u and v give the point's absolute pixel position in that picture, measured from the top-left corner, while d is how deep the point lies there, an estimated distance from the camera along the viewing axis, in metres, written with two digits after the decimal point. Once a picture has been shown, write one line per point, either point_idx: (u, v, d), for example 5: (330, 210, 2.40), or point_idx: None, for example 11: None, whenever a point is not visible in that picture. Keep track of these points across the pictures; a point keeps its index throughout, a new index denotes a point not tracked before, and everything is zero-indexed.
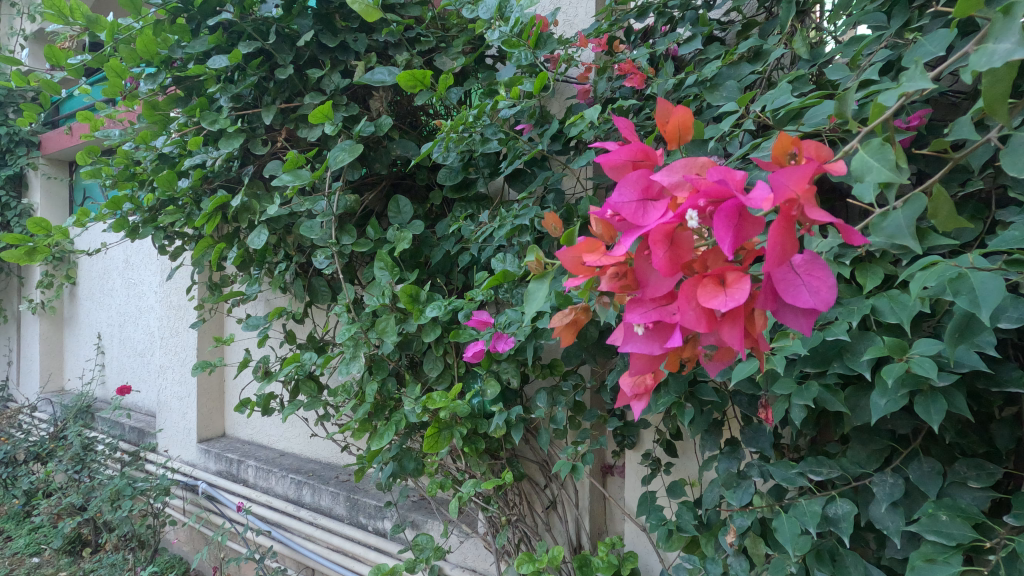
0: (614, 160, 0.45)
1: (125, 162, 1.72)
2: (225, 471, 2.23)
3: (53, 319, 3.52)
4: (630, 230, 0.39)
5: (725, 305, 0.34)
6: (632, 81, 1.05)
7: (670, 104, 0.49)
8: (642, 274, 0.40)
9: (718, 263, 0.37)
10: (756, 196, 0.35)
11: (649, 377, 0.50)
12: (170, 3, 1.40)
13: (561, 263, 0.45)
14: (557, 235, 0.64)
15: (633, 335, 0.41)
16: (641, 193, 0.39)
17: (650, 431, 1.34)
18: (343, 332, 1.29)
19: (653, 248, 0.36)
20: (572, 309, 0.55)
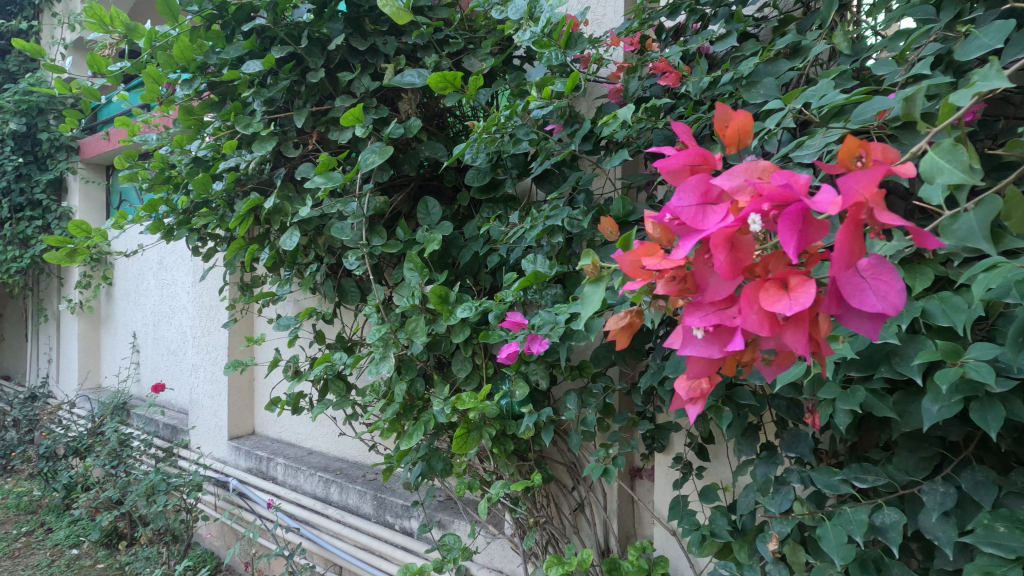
0: (672, 165, 0.44)
1: (161, 166, 1.76)
2: (256, 469, 2.27)
3: (90, 319, 3.63)
4: (688, 234, 0.38)
5: (789, 309, 0.34)
6: (665, 80, 1.03)
7: (729, 107, 0.48)
8: (701, 278, 0.39)
9: (780, 267, 0.37)
10: (821, 200, 0.34)
11: (706, 381, 0.49)
12: (205, 10, 1.43)
13: (619, 267, 0.44)
14: (613, 240, 0.63)
15: (692, 338, 0.40)
16: (699, 197, 0.38)
17: (681, 434, 1.33)
18: (373, 332, 1.30)
19: (713, 253, 0.36)
20: (627, 312, 0.54)
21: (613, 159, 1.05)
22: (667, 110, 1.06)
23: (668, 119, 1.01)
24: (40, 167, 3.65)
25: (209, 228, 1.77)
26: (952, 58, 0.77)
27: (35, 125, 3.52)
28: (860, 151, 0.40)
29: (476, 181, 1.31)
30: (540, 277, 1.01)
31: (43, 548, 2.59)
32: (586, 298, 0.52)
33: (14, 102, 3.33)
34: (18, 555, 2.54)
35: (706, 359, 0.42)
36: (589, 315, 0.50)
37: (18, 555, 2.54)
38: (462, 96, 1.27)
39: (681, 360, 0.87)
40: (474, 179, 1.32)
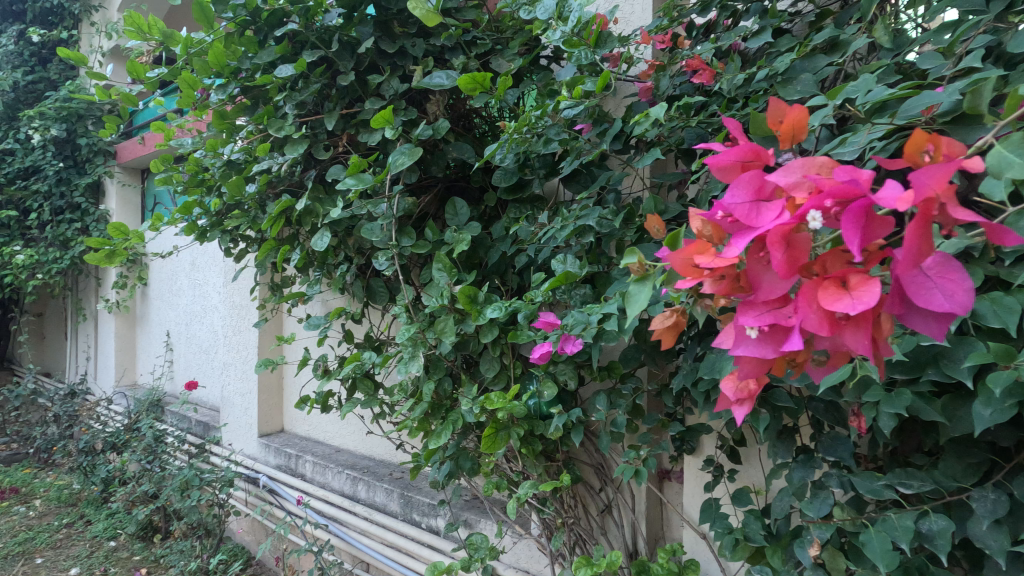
0: (723, 161, 0.44)
1: (195, 170, 1.81)
2: (285, 466, 2.31)
3: (126, 318, 3.74)
4: (743, 231, 0.39)
5: (852, 308, 0.34)
6: (699, 78, 1.02)
7: (784, 103, 0.49)
8: (754, 278, 0.39)
9: (838, 265, 0.37)
10: (886, 196, 0.35)
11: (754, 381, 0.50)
12: (239, 16, 1.45)
13: (670, 265, 0.44)
14: (659, 238, 0.63)
15: (745, 338, 0.39)
16: (753, 194, 0.39)
17: (712, 437, 1.31)
18: (403, 332, 1.32)
19: (770, 250, 0.36)
20: (673, 311, 0.54)
21: (645, 158, 1.04)
22: (700, 109, 1.05)
23: (701, 116, 1.00)
24: (79, 171, 3.77)
25: (242, 229, 1.81)
26: (1002, 50, 0.74)
27: (75, 131, 3.64)
28: (926, 146, 0.40)
29: (503, 181, 1.32)
30: (570, 278, 1.02)
31: (83, 539, 2.68)
32: (632, 298, 0.52)
33: (55, 108, 3.45)
34: (59, 546, 2.63)
35: (756, 360, 0.42)
36: (634, 315, 0.50)
37: (60, 545, 2.64)
38: (492, 97, 1.27)
39: (716, 362, 0.86)
40: (501, 180, 1.33)
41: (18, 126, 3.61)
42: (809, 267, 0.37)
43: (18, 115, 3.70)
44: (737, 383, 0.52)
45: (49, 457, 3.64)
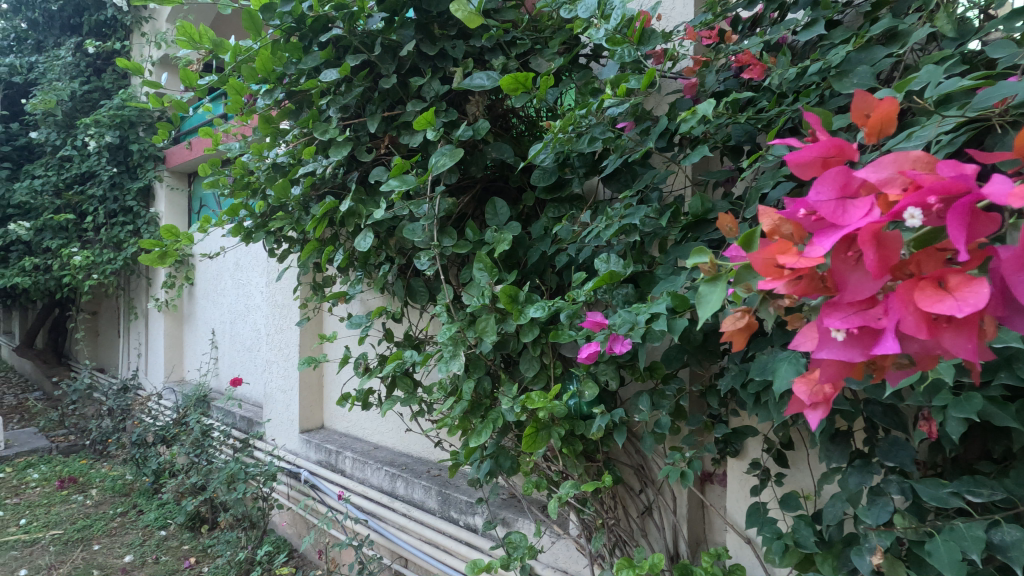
0: (804, 157, 0.44)
1: (242, 173, 1.87)
2: (325, 461, 2.36)
3: (174, 316, 3.89)
4: (829, 230, 0.40)
5: (957, 310, 0.35)
6: (750, 73, 1.00)
7: (872, 95, 0.49)
8: (839, 278, 0.40)
9: (934, 266, 0.38)
10: (990, 195, 0.36)
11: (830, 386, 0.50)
12: (285, 23, 1.49)
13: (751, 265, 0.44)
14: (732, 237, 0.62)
15: (831, 341, 0.41)
16: (839, 191, 0.40)
17: (757, 439, 1.28)
18: (444, 331, 1.33)
19: (862, 249, 0.37)
20: (744, 313, 0.53)
21: (691, 155, 1.03)
22: (749, 105, 1.03)
23: (750, 112, 0.98)
24: (131, 176, 3.94)
25: (287, 230, 1.86)
26: None
27: (127, 137, 3.81)
28: None
29: (542, 181, 1.31)
30: (615, 277, 1.01)
31: (136, 528, 2.80)
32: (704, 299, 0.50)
33: (109, 116, 3.61)
34: (115, 533, 2.76)
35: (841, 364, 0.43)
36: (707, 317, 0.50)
37: (115, 533, 2.76)
38: (534, 96, 1.27)
39: (768, 363, 0.84)
40: (540, 180, 1.33)
41: (76, 134, 3.79)
42: (904, 267, 0.39)
43: (76, 123, 3.89)
44: (812, 386, 0.50)
45: (104, 449, 3.83)
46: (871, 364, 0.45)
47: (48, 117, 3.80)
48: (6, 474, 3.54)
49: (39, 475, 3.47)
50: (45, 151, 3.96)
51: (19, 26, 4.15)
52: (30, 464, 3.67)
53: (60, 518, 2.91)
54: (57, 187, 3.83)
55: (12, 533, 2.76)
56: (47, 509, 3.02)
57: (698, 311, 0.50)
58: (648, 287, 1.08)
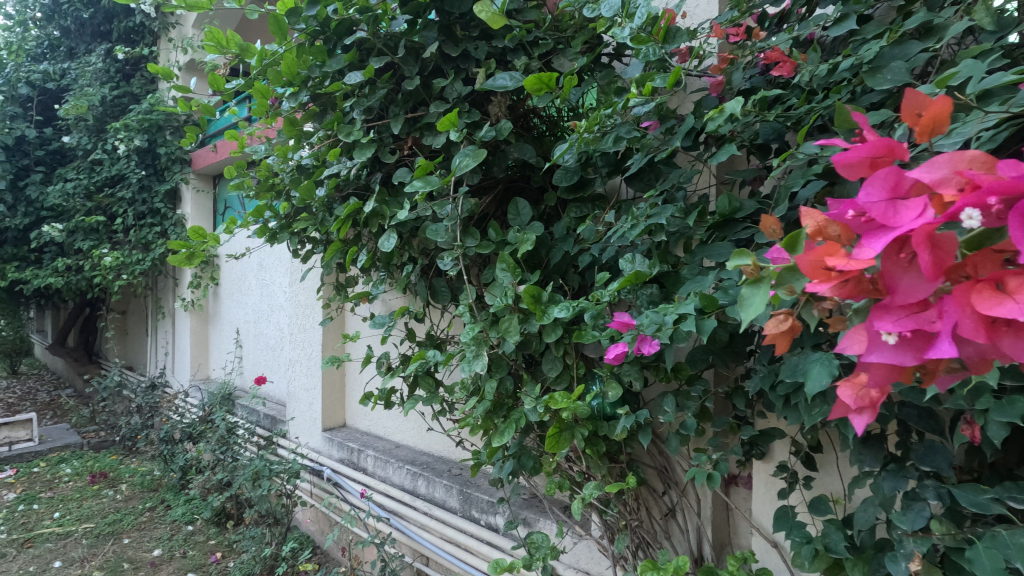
0: (851, 158, 0.45)
1: (267, 175, 1.90)
2: (347, 459, 2.39)
3: (200, 316, 3.97)
4: (879, 230, 0.40)
5: (1018, 312, 0.36)
6: (780, 69, 0.99)
7: (924, 93, 0.48)
8: (890, 281, 0.40)
9: (989, 268, 0.39)
10: None
11: (875, 389, 0.51)
12: (310, 27, 1.51)
13: (798, 266, 0.44)
14: (776, 239, 0.60)
15: (882, 344, 0.42)
16: (890, 191, 0.40)
17: (784, 442, 1.26)
18: (467, 331, 1.34)
19: (917, 251, 0.37)
20: (787, 315, 0.52)
21: (718, 154, 1.02)
22: (777, 102, 1.01)
23: (779, 110, 0.96)
24: (159, 179, 4.03)
25: (311, 231, 1.88)
26: None
27: (155, 141, 3.90)
28: None
29: (565, 180, 1.31)
30: (640, 277, 1.00)
31: (164, 523, 2.86)
32: (747, 302, 0.50)
33: (138, 120, 3.70)
34: (144, 528, 2.82)
35: (889, 368, 0.45)
36: (750, 320, 0.49)
37: (144, 527, 2.83)
38: (557, 96, 1.27)
39: (799, 365, 0.82)
40: (562, 179, 1.32)
41: (106, 138, 3.89)
42: (961, 269, 0.39)
43: (106, 127, 4.00)
44: (857, 389, 0.51)
45: (133, 445, 3.92)
46: (921, 368, 0.46)
47: (79, 122, 3.91)
48: (39, 468, 3.65)
49: (71, 470, 3.57)
50: (76, 155, 4.07)
51: (52, 34, 4.28)
52: (63, 459, 3.77)
53: (91, 512, 2.99)
54: (88, 190, 3.94)
55: (46, 526, 2.84)
56: (79, 503, 3.10)
57: (741, 315, 0.49)
58: (674, 288, 1.07)
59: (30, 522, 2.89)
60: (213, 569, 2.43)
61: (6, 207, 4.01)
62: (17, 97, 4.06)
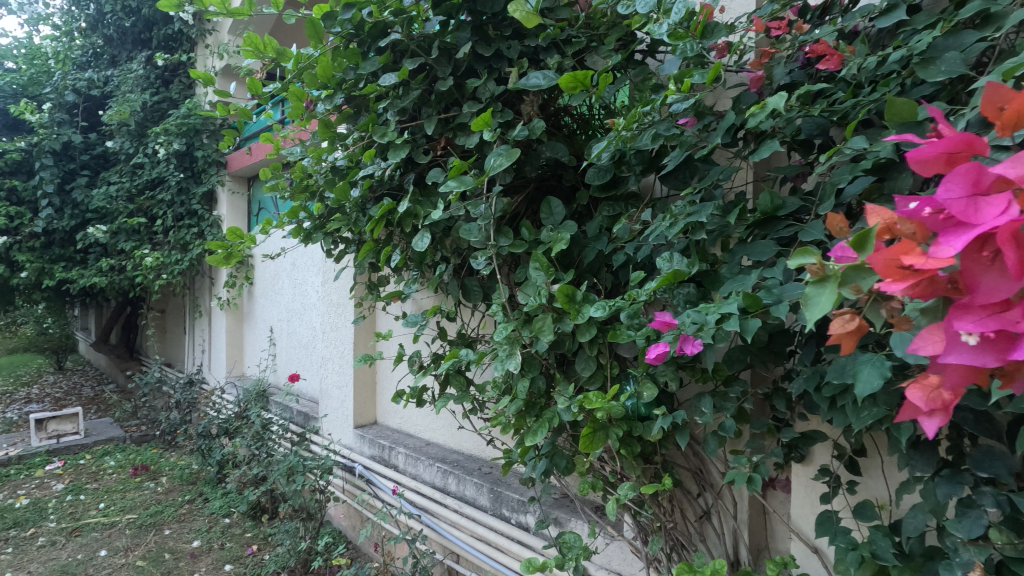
0: (927, 153, 0.46)
1: (302, 176, 1.94)
2: (379, 457, 2.42)
3: (235, 314, 4.08)
4: (960, 228, 0.41)
5: None
6: (827, 63, 0.95)
7: (1005, 87, 0.47)
8: (972, 279, 0.42)
9: None
10: None
11: (948, 392, 0.50)
12: (345, 30, 1.53)
13: (870, 265, 0.44)
14: (843, 237, 0.59)
15: (962, 344, 0.43)
16: (970, 188, 0.41)
17: (826, 445, 1.23)
18: (500, 330, 1.34)
19: (1002, 250, 0.39)
20: (854, 315, 0.52)
21: (760, 150, 0.99)
22: (821, 96, 0.99)
23: (824, 104, 0.93)
24: (196, 181, 4.14)
25: (345, 231, 1.91)
26: None
27: (193, 144, 4.01)
28: None
29: (598, 179, 1.30)
30: (679, 277, 0.99)
31: (203, 515, 2.95)
32: (812, 302, 0.50)
33: (176, 124, 3.81)
34: (183, 520, 2.91)
35: (966, 369, 0.47)
36: (816, 321, 0.49)
37: (184, 519, 2.92)
38: (593, 95, 1.26)
39: (848, 366, 0.80)
40: (594, 178, 1.30)
41: (147, 142, 4.03)
42: None
43: (147, 131, 4.14)
44: (929, 393, 0.51)
45: (172, 439, 4.05)
46: (1000, 369, 0.46)
47: (122, 127, 4.06)
48: (86, 460, 3.80)
49: (115, 462, 3.72)
50: (119, 159, 4.23)
51: (96, 42, 4.45)
52: (107, 452, 3.93)
53: (134, 503, 3.09)
54: (130, 193, 4.08)
55: (92, 516, 2.96)
56: (122, 494, 3.22)
57: (807, 315, 0.49)
58: (712, 287, 1.06)
59: (77, 512, 3.02)
60: (249, 561, 2.49)
61: (55, 210, 4.19)
62: (65, 104, 4.24)
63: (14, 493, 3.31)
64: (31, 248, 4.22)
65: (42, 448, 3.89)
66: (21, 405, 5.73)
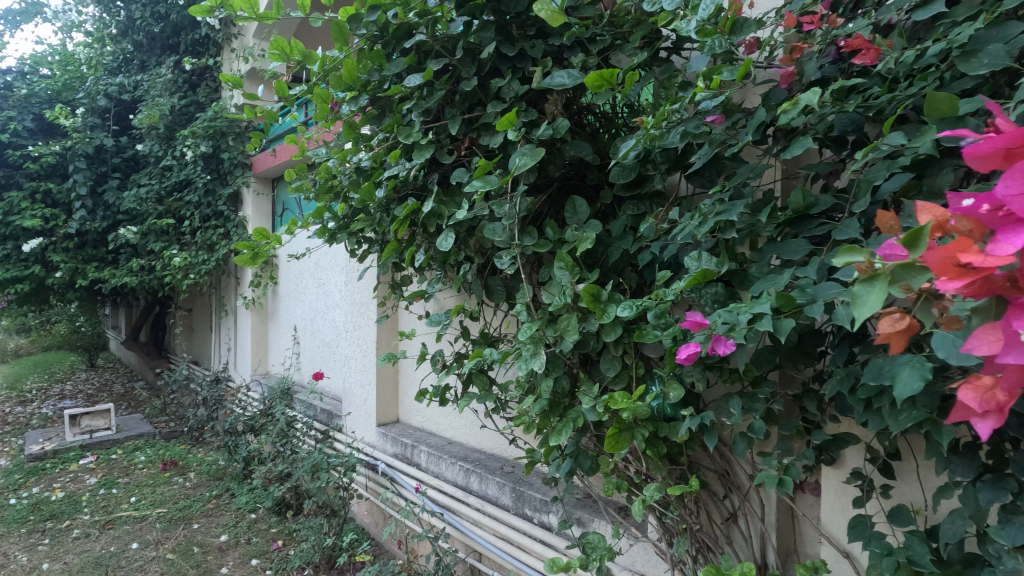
0: (984, 149, 0.48)
1: (327, 177, 1.96)
2: (401, 455, 2.44)
3: (260, 314, 4.15)
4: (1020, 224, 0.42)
5: None
6: (862, 57, 0.93)
7: None
8: None
9: None
10: None
11: (1002, 393, 0.51)
12: (370, 32, 1.55)
13: (925, 262, 0.46)
14: (892, 234, 0.59)
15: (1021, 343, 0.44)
16: None
17: (858, 448, 1.20)
18: (525, 330, 1.34)
19: None
20: (906, 314, 0.53)
21: (791, 147, 0.98)
22: (855, 91, 0.97)
23: (859, 99, 0.92)
24: (222, 183, 4.22)
25: (369, 232, 1.93)
26: None
27: (219, 146, 4.09)
28: None
29: (622, 178, 1.29)
30: (708, 276, 0.98)
31: (230, 510, 3.01)
32: (861, 300, 0.51)
33: (203, 127, 3.89)
34: (211, 514, 2.98)
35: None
36: (866, 319, 0.50)
37: (212, 514, 2.98)
38: (618, 93, 1.25)
39: (886, 367, 0.78)
40: (618, 176, 1.30)
41: (175, 145, 4.12)
42: None
43: (175, 135, 4.23)
44: (983, 393, 0.52)
45: (199, 435, 4.15)
46: None
47: (152, 130, 4.16)
48: (117, 455, 3.91)
49: (145, 457, 3.81)
50: (149, 162, 4.34)
51: (126, 48, 4.56)
52: (137, 447, 4.03)
53: (164, 497, 3.17)
54: (159, 195, 4.19)
55: (124, 509, 3.04)
56: (152, 488, 3.30)
57: (856, 312, 0.51)
58: (741, 287, 1.04)
59: (110, 505, 3.10)
60: (275, 556, 2.54)
61: (87, 211, 4.32)
62: (97, 109, 4.37)
63: (49, 486, 3.42)
64: (65, 248, 4.35)
65: (75, 443, 4.01)
66: (56, 401, 5.92)
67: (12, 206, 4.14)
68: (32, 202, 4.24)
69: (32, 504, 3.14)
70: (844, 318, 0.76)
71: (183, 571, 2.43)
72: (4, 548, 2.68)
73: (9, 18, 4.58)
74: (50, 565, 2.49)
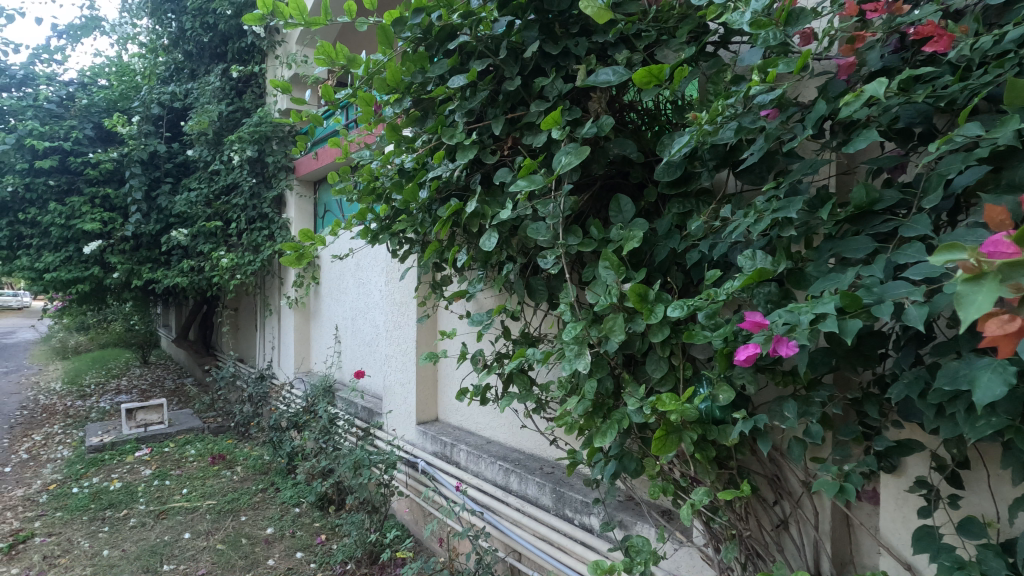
0: None
1: (370, 179, 2.00)
2: (441, 453, 2.47)
3: (302, 313, 4.26)
4: None
5: None
6: (935, 44, 0.88)
7: None
8: None
9: None
10: None
11: None
12: (414, 35, 1.57)
13: None
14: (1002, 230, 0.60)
15: None
16: None
17: (923, 455, 1.14)
18: (570, 330, 1.33)
19: None
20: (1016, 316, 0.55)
21: (853, 141, 0.94)
22: (921, 80, 0.92)
23: (927, 90, 0.87)
24: (267, 186, 4.35)
25: (410, 232, 1.95)
26: None
27: (263, 151, 4.21)
28: None
29: (667, 175, 1.27)
30: (764, 276, 0.95)
31: (275, 503, 3.10)
32: (967, 303, 0.51)
33: (249, 132, 4.01)
34: (258, 507, 3.07)
35: None
36: (974, 319, 0.50)
37: (258, 507, 3.08)
38: (667, 89, 1.24)
39: (964, 371, 0.74)
40: (664, 173, 1.28)
41: (223, 150, 4.27)
42: None
43: (223, 140, 4.39)
44: None
45: (246, 431, 4.29)
46: None
47: (201, 136, 4.33)
48: (169, 448, 4.08)
49: (195, 451, 3.97)
50: (199, 167, 4.51)
51: (177, 58, 4.76)
52: (187, 441, 4.20)
53: (213, 490, 3.29)
54: (208, 198, 4.36)
55: (177, 500, 3.17)
56: (203, 481, 3.43)
57: (965, 313, 0.50)
58: (798, 286, 1.01)
59: (164, 495, 3.24)
60: (319, 550, 2.60)
61: (142, 215, 4.52)
62: (151, 117, 4.57)
63: (108, 477, 3.59)
64: (122, 250, 4.57)
65: (132, 436, 4.21)
66: (113, 395, 6.23)
67: (73, 211, 4.38)
68: (92, 207, 4.47)
69: (92, 493, 3.30)
70: (916, 319, 0.75)
71: (233, 561, 2.52)
72: (68, 534, 2.83)
73: (71, 33, 4.83)
74: (110, 552, 2.62)
